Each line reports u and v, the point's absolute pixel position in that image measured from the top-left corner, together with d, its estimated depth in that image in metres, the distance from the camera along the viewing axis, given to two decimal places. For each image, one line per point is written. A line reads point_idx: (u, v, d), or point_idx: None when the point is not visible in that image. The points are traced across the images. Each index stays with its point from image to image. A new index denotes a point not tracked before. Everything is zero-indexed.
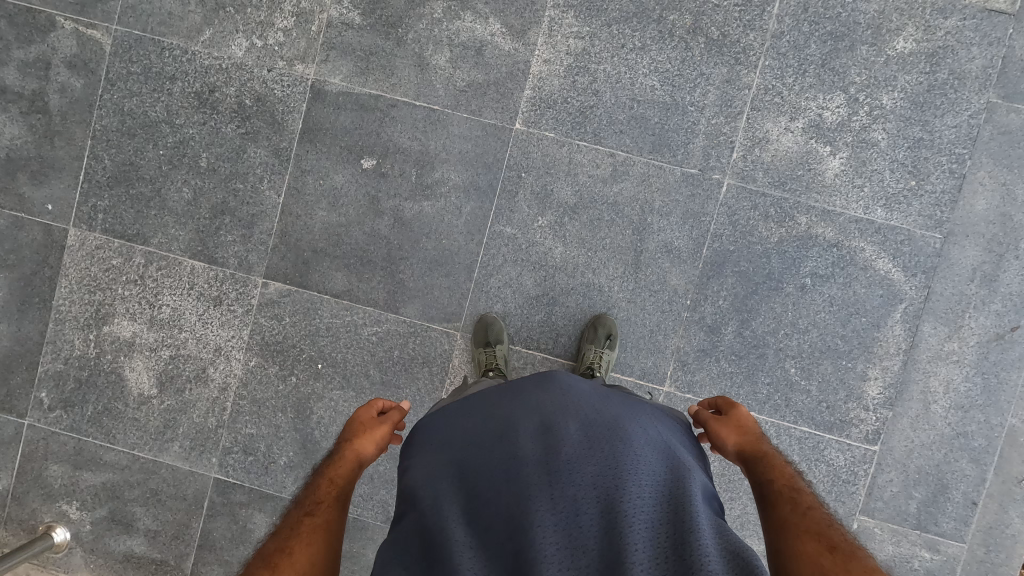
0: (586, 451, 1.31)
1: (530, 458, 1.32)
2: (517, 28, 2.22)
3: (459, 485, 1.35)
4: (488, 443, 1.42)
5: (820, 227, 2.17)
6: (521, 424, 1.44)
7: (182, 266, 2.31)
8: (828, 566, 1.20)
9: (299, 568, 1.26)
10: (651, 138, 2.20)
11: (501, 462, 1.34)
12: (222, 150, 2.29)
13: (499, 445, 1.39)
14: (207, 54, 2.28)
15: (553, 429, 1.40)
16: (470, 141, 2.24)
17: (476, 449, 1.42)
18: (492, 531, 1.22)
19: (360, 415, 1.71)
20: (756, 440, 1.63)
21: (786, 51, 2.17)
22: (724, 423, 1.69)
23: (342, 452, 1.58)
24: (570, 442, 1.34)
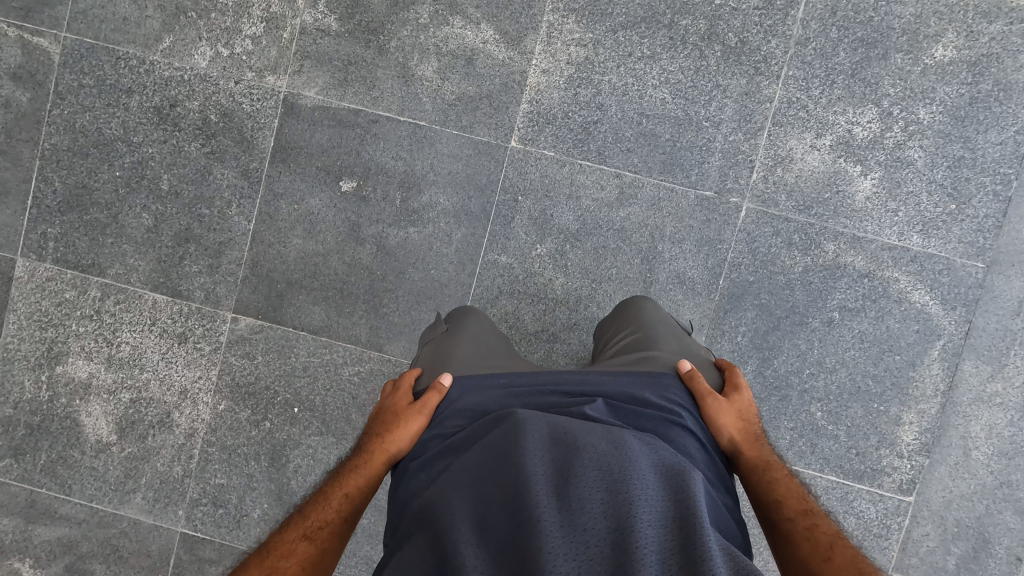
0: (605, 464, 1.10)
1: (539, 464, 1.11)
2: (513, 35, 1.99)
3: (456, 489, 1.14)
4: (490, 446, 1.21)
5: (849, 256, 1.96)
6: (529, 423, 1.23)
7: (143, 299, 2.09)
8: None
9: None
10: (661, 158, 1.98)
11: (506, 464, 1.13)
12: (185, 171, 2.07)
13: (503, 447, 1.18)
14: (166, 64, 2.05)
15: (568, 435, 1.19)
16: (461, 160, 2.02)
17: (477, 455, 1.21)
18: (488, 538, 1.00)
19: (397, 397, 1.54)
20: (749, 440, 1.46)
21: (812, 59, 1.94)
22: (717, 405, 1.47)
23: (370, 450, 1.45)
24: (584, 451, 1.13)
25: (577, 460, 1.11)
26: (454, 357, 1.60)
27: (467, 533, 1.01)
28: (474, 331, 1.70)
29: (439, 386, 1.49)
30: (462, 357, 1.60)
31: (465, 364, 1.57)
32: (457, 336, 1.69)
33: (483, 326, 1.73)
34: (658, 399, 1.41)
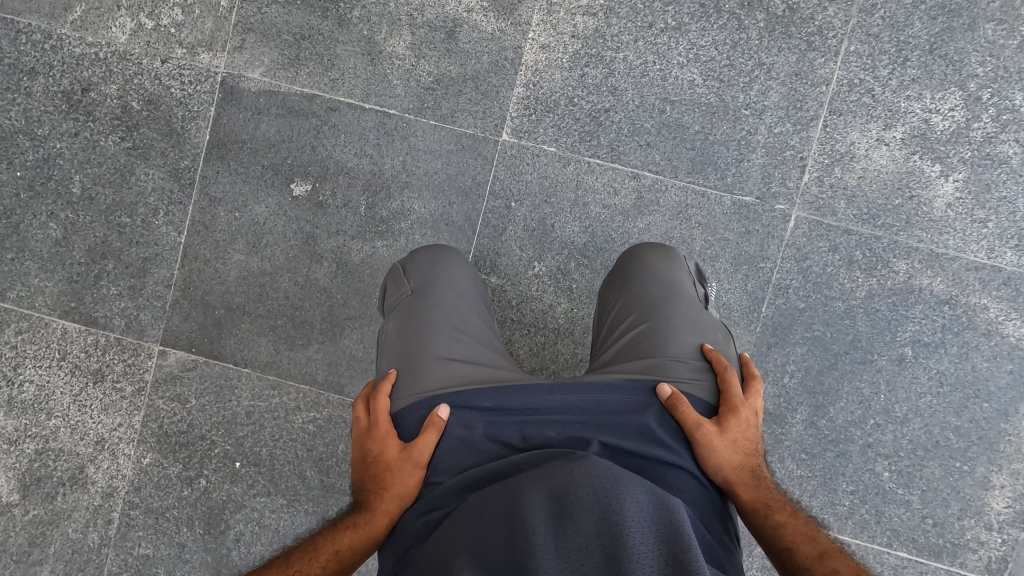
0: (625, 517, 0.82)
1: (544, 520, 0.83)
2: (504, 1, 1.60)
3: (444, 557, 0.87)
4: (492, 495, 0.94)
5: (925, 277, 1.57)
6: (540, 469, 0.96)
7: (51, 328, 1.70)
8: None
9: None
10: (689, 155, 1.59)
11: (503, 520, 0.86)
12: (101, 171, 1.68)
13: (505, 497, 0.91)
14: (77, 39, 1.66)
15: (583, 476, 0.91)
16: (440, 158, 1.63)
17: (474, 505, 0.94)
18: None
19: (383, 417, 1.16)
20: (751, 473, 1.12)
21: (880, 31, 1.55)
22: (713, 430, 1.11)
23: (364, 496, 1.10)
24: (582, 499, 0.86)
25: (592, 515, 0.83)
26: (425, 356, 1.21)
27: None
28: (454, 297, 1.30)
29: (437, 423, 1.10)
30: (436, 358, 1.21)
31: (441, 370, 1.19)
32: (427, 309, 1.27)
33: (460, 285, 1.33)
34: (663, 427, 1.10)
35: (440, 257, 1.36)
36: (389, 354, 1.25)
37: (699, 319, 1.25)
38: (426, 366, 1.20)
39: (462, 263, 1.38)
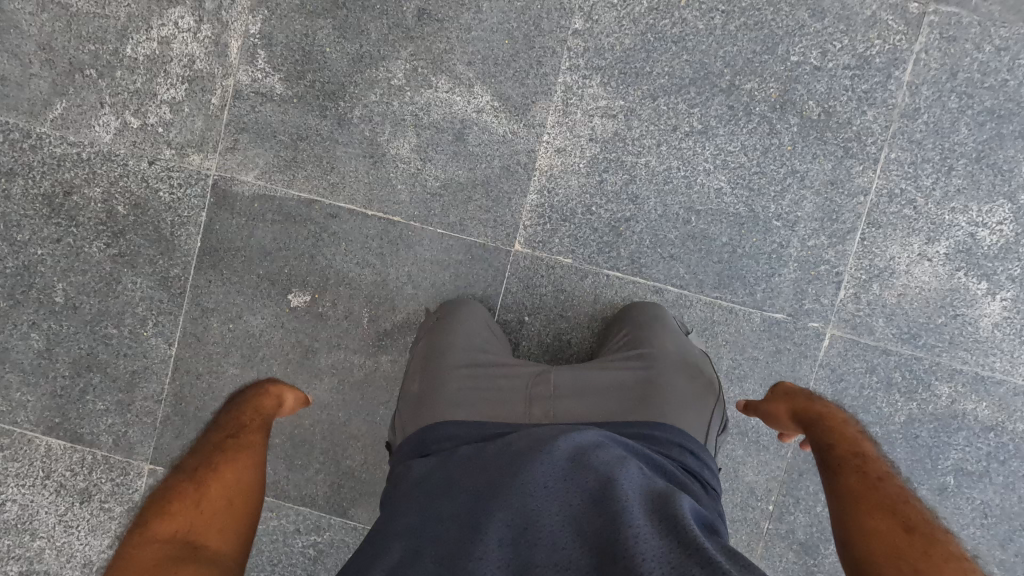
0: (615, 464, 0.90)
1: (535, 481, 0.85)
2: (517, 101, 1.48)
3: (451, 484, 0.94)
4: (479, 467, 0.95)
5: (969, 401, 1.46)
6: (530, 443, 0.97)
7: (34, 445, 1.60)
8: None
9: None
10: (716, 269, 1.48)
11: (493, 485, 0.87)
12: (85, 279, 1.57)
13: (495, 468, 0.92)
14: (58, 139, 1.55)
15: (570, 452, 0.92)
16: (448, 269, 1.52)
17: (453, 476, 0.96)
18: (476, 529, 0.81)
19: (249, 421, 1.27)
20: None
21: (923, 137, 1.43)
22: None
23: (201, 497, 1.00)
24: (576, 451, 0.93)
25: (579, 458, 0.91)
26: (451, 356, 1.30)
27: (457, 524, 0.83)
28: (477, 328, 1.38)
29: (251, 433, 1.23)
30: (460, 371, 1.27)
31: (457, 379, 1.26)
32: (449, 330, 1.36)
33: (484, 324, 1.40)
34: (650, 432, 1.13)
35: (461, 303, 1.43)
36: (411, 375, 1.31)
37: (701, 380, 1.27)
38: (442, 390, 1.24)
39: (477, 305, 1.44)
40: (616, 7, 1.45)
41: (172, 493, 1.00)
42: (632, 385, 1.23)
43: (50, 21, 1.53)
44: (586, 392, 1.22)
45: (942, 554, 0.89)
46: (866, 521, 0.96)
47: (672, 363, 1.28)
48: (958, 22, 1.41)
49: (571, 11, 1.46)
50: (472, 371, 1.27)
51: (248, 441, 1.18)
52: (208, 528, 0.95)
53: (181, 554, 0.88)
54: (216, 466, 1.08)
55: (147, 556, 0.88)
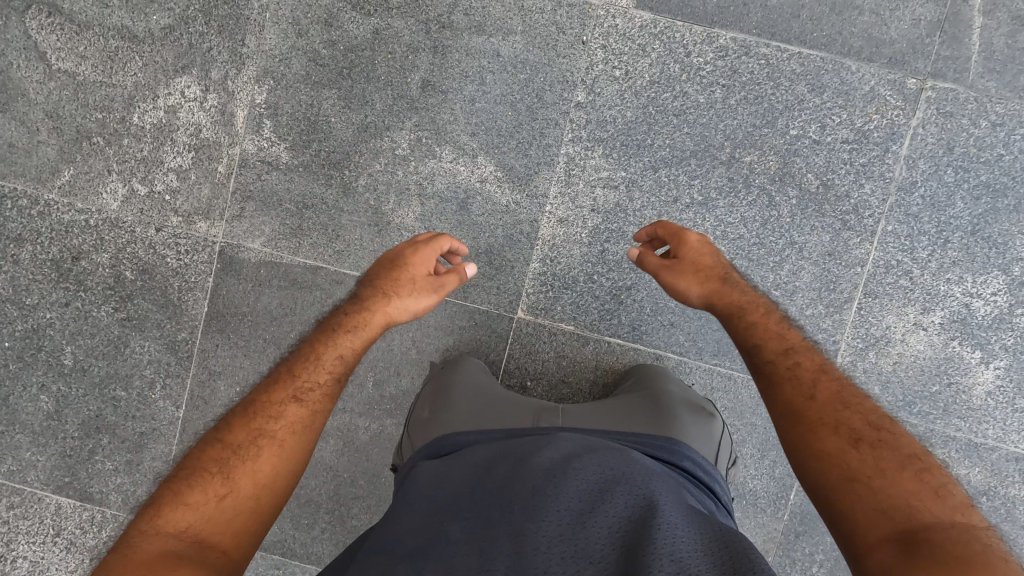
0: (627, 470, 0.93)
1: (547, 481, 0.88)
2: (519, 172, 1.51)
3: (461, 478, 0.96)
4: (492, 472, 0.95)
5: (963, 467, 1.48)
6: (546, 453, 0.97)
7: (45, 503, 1.63)
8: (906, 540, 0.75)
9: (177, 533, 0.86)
10: (715, 336, 1.50)
11: (509, 496, 0.86)
12: (94, 342, 1.59)
13: (510, 476, 0.92)
14: (66, 205, 1.57)
15: (586, 468, 0.91)
16: (452, 334, 1.54)
17: (464, 479, 0.95)
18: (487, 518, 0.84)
19: (375, 314, 1.15)
20: (914, 478, 0.82)
21: (919, 210, 1.45)
22: (847, 481, 0.84)
23: (225, 486, 0.91)
24: (589, 458, 0.95)
25: (591, 464, 0.93)
26: (459, 391, 1.33)
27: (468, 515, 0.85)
28: (479, 375, 1.40)
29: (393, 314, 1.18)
30: (467, 399, 1.30)
31: (466, 405, 1.28)
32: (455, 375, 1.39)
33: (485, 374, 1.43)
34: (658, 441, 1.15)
35: (459, 359, 1.46)
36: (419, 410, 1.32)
37: (709, 415, 1.31)
38: (452, 413, 1.26)
39: (479, 363, 1.46)
40: (618, 81, 1.49)
41: (208, 466, 0.93)
42: (641, 412, 1.26)
43: (58, 89, 1.55)
44: (594, 418, 1.24)
45: (866, 414, 0.93)
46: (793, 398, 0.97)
47: (679, 403, 1.31)
48: (954, 98, 1.44)
49: (574, 84, 1.49)
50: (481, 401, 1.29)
51: (328, 378, 1.07)
52: (242, 497, 0.92)
53: (179, 554, 0.82)
54: (259, 436, 0.97)
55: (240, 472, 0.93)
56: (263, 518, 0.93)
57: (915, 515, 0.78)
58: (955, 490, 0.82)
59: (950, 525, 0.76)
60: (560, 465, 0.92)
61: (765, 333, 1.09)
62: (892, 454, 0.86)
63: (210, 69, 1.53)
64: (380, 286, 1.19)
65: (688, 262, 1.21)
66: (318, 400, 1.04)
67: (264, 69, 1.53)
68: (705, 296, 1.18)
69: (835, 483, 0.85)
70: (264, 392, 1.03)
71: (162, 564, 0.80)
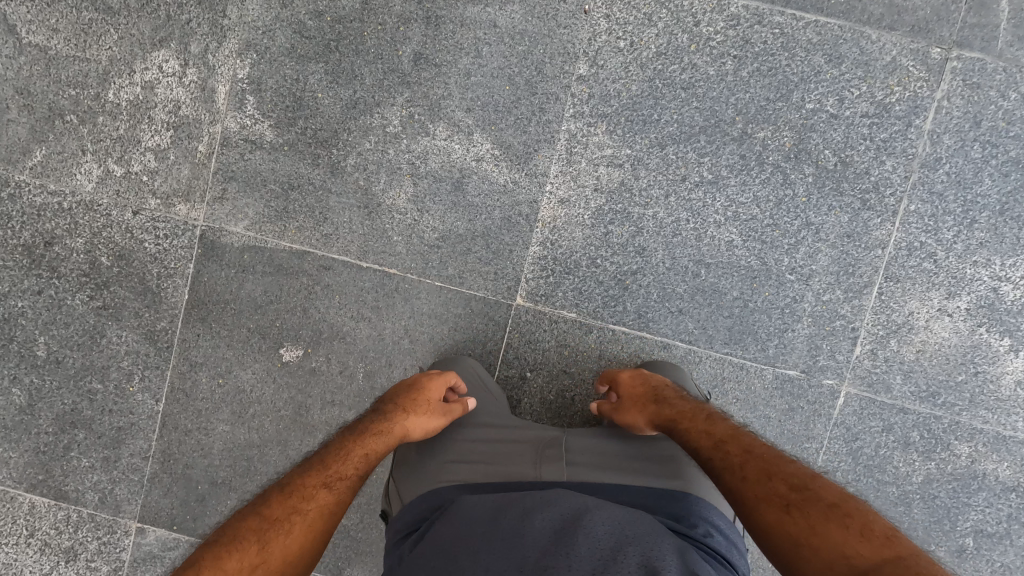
0: (644, 535, 0.83)
1: (557, 543, 0.79)
2: (518, 150, 1.42)
3: (463, 531, 0.87)
4: (495, 529, 0.86)
5: (990, 462, 1.39)
6: (555, 509, 0.88)
7: (17, 503, 1.54)
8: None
9: None
10: (726, 323, 1.41)
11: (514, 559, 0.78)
12: (68, 332, 1.51)
13: (516, 537, 0.82)
14: (38, 188, 1.48)
15: (597, 527, 0.83)
16: (446, 323, 1.45)
17: (463, 532, 0.86)
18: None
19: (394, 427, 1.14)
20: (842, 522, 0.83)
21: (944, 188, 1.37)
22: (792, 546, 0.85)
23: (259, 557, 0.86)
24: (603, 516, 0.86)
25: (605, 524, 0.84)
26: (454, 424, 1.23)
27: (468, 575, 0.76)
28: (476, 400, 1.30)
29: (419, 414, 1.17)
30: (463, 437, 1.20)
31: (460, 445, 1.18)
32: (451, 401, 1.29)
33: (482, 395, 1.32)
34: (672, 498, 1.05)
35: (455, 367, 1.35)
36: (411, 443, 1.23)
37: None
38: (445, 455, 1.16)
39: (477, 372, 1.35)
40: (623, 52, 1.40)
41: (247, 534, 0.87)
42: (652, 454, 1.15)
43: (28, 64, 1.46)
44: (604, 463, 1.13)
45: (791, 475, 0.93)
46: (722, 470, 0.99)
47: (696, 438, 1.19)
48: (982, 68, 1.35)
49: (576, 56, 1.41)
50: (478, 440, 1.19)
51: (357, 472, 1.03)
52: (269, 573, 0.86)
53: None
54: (295, 512, 0.93)
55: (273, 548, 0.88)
56: None
57: (851, 563, 0.79)
58: (881, 524, 0.83)
59: (886, 561, 0.77)
60: (573, 524, 0.83)
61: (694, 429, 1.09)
62: (819, 501, 0.87)
63: (189, 43, 1.44)
64: (399, 403, 1.19)
65: (627, 400, 1.23)
66: (345, 490, 0.99)
67: (246, 42, 1.44)
68: (650, 420, 1.17)
69: (783, 551, 0.85)
70: (299, 473, 0.99)
71: None
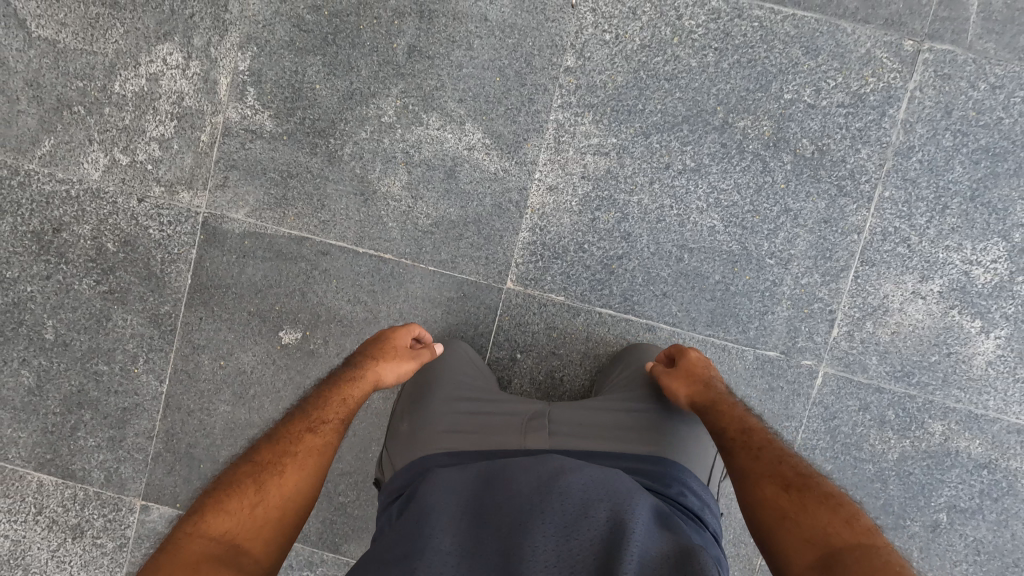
0: (618, 485, 0.89)
1: (535, 496, 0.84)
2: (509, 139, 1.48)
3: (450, 487, 0.93)
4: (480, 486, 0.91)
5: (962, 439, 1.44)
6: (533, 468, 0.92)
7: (26, 481, 1.60)
8: (823, 561, 0.82)
9: (208, 544, 0.85)
10: (708, 306, 1.46)
11: (496, 514, 0.83)
12: (75, 316, 1.56)
13: (498, 492, 0.88)
14: (47, 176, 1.54)
15: (572, 479, 0.88)
16: (439, 306, 1.50)
17: (450, 488, 0.92)
18: (473, 536, 0.81)
19: (364, 373, 1.19)
20: (830, 510, 0.89)
21: (917, 175, 1.42)
22: (777, 518, 0.91)
23: (257, 495, 0.92)
24: (579, 470, 0.92)
25: (582, 476, 0.89)
26: (442, 393, 1.28)
27: (453, 529, 0.82)
28: (464, 369, 1.34)
29: (396, 358, 1.24)
30: (450, 404, 1.25)
31: (448, 412, 1.23)
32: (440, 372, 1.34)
33: (470, 365, 1.36)
34: (649, 464, 1.11)
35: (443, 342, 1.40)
36: (402, 411, 1.28)
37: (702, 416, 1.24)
38: (433, 423, 1.21)
39: (463, 347, 1.40)
40: (608, 45, 1.46)
41: (242, 479, 0.93)
42: (633, 425, 1.20)
43: (38, 58, 1.52)
44: (586, 431, 1.19)
45: (800, 467, 0.99)
46: (735, 450, 1.05)
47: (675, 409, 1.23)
48: (953, 60, 1.41)
49: (563, 48, 1.46)
50: (464, 408, 1.24)
51: (338, 415, 1.08)
52: (270, 512, 0.91)
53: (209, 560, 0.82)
54: (284, 454, 0.98)
55: (271, 489, 0.93)
56: (288, 534, 0.93)
57: (827, 540, 0.85)
58: (867, 520, 0.88)
59: (859, 546, 0.82)
60: (549, 479, 0.88)
61: (726, 415, 1.13)
62: (816, 490, 0.93)
63: (192, 36, 1.50)
64: (367, 353, 1.25)
65: (682, 368, 1.25)
66: (332, 432, 1.05)
67: (247, 36, 1.50)
68: (691, 397, 1.19)
69: (767, 522, 0.91)
70: (284, 424, 1.05)
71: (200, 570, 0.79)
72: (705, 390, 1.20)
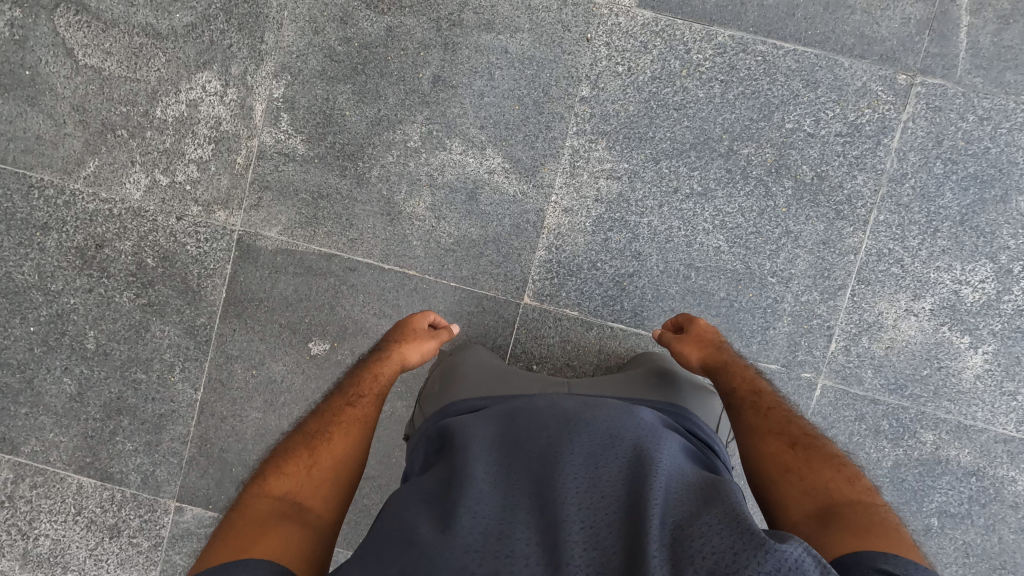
0: (637, 420, 0.95)
1: (562, 432, 0.90)
2: (527, 163, 1.57)
3: (478, 425, 0.98)
4: (508, 425, 0.96)
5: (952, 448, 1.53)
6: (556, 413, 0.96)
7: (66, 483, 1.69)
8: (827, 509, 0.91)
9: (274, 498, 0.96)
10: (714, 321, 1.56)
11: (526, 448, 0.88)
12: (115, 327, 1.65)
13: (526, 429, 0.93)
14: (91, 195, 1.64)
15: (595, 417, 0.93)
16: (461, 319, 1.60)
17: (480, 428, 0.97)
18: (506, 466, 0.86)
19: (391, 357, 1.33)
20: (832, 470, 0.98)
21: (910, 201, 1.52)
22: (781, 473, 1.01)
23: (311, 458, 1.04)
24: (600, 409, 0.97)
25: (604, 414, 0.95)
26: (467, 372, 1.35)
27: (487, 459, 0.87)
28: (484, 356, 1.42)
29: (419, 338, 1.38)
30: (471, 380, 1.31)
31: (470, 386, 1.29)
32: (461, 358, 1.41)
33: (488, 355, 1.44)
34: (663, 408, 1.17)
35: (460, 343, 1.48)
36: (430, 391, 1.35)
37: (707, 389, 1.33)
38: (457, 392, 1.28)
39: (477, 347, 1.47)
40: (621, 76, 1.55)
41: (296, 447, 1.06)
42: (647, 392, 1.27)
43: (84, 85, 1.62)
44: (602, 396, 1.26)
45: (805, 430, 1.08)
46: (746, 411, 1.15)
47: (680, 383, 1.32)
48: (943, 93, 1.51)
49: (578, 79, 1.56)
50: (484, 381, 1.31)
51: (371, 391, 1.23)
52: (326, 469, 1.04)
53: (279, 511, 0.94)
54: (330, 426, 1.11)
55: (324, 453, 1.06)
56: (346, 487, 1.04)
57: (828, 493, 0.94)
58: (866, 480, 0.97)
59: (858, 500, 0.91)
60: (573, 422, 0.92)
61: (737, 382, 1.23)
62: (820, 452, 1.02)
63: (229, 65, 1.60)
64: (394, 338, 1.39)
65: (693, 335, 1.36)
66: (368, 405, 1.19)
67: (282, 65, 1.60)
68: (704, 359, 1.31)
69: (769, 473, 1.02)
70: (325, 405, 1.19)
71: (272, 520, 0.91)
72: (717, 351, 1.32)
